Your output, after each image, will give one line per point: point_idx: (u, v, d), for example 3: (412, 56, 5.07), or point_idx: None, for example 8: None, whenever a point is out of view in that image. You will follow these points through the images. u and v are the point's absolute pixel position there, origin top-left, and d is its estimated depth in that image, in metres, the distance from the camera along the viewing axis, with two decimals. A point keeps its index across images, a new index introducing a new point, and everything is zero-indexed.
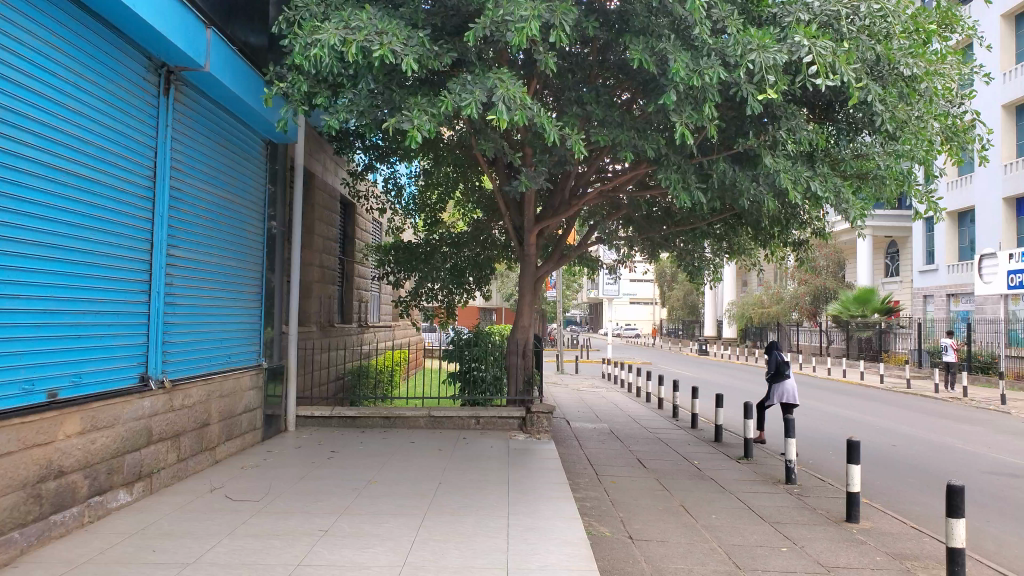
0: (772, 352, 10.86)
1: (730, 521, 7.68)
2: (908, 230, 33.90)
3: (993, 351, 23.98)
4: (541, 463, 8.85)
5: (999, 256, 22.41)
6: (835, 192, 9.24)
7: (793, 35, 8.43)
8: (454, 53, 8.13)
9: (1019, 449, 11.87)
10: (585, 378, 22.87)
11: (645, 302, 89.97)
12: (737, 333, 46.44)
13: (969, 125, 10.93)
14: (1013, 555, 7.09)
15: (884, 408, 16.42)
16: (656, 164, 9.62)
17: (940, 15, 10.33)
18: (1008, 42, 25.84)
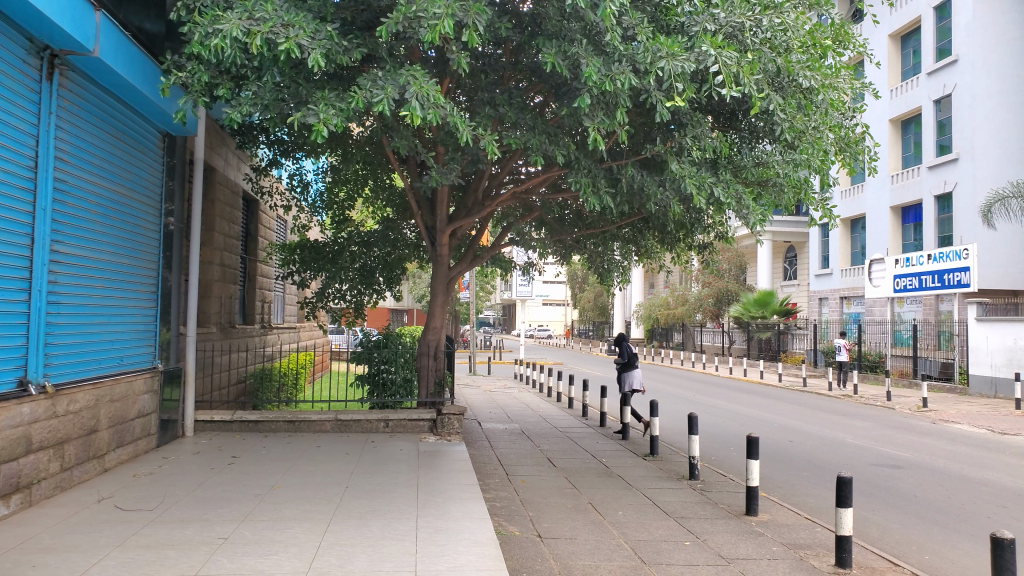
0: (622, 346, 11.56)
1: (636, 517, 7.83)
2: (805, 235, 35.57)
3: (880, 351, 25.54)
4: (451, 466, 8.78)
5: (887, 261, 23.83)
6: (736, 198, 9.60)
7: (700, 45, 8.70)
8: (364, 49, 7.95)
9: (904, 443, 12.59)
10: (498, 378, 22.97)
11: (558, 303, 91.19)
12: (645, 334, 47.70)
13: (860, 137, 11.52)
14: (895, 541, 7.52)
15: (780, 405, 17.17)
16: (567, 168, 9.75)
17: (835, 31, 10.84)
18: (895, 61, 27.56)
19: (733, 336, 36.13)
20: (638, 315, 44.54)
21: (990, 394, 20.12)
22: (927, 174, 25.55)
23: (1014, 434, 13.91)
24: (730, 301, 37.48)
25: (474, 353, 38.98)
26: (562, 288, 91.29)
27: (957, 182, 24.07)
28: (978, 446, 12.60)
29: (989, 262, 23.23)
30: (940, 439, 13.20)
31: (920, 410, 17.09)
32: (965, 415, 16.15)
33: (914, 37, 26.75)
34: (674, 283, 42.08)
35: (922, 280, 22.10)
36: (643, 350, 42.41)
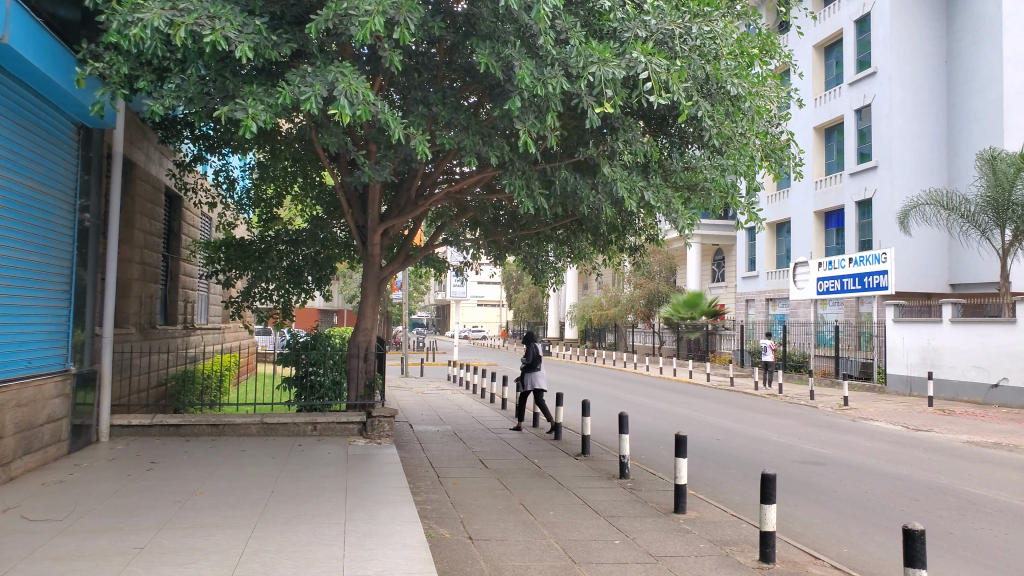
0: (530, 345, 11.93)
1: (566, 516, 7.88)
2: (733, 238, 36.49)
3: (804, 351, 26.43)
4: (381, 468, 8.67)
5: (810, 264, 24.66)
6: (665, 202, 9.77)
7: (631, 51, 8.87)
8: (294, 44, 7.76)
9: (825, 440, 13.04)
10: (430, 380, 22.80)
11: (493, 304, 91.30)
12: (578, 334, 48.17)
13: (785, 144, 11.85)
14: (816, 535, 7.77)
15: (709, 404, 17.56)
16: (501, 169, 9.73)
17: (762, 41, 11.14)
18: (819, 71, 28.57)
19: (664, 337, 36.83)
20: (571, 316, 44.96)
21: (905, 392, 21.07)
22: (848, 181, 26.56)
23: (927, 430, 14.57)
24: (661, 302, 38.19)
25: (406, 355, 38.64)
26: (496, 288, 91.50)
27: (877, 189, 25.08)
28: (894, 442, 13.15)
29: (906, 266, 24.27)
30: (859, 436, 13.71)
31: (841, 408, 17.73)
32: (882, 413, 16.82)
33: (837, 49, 27.80)
34: (607, 284, 42.58)
35: (844, 282, 22.94)
36: (577, 351, 42.80)
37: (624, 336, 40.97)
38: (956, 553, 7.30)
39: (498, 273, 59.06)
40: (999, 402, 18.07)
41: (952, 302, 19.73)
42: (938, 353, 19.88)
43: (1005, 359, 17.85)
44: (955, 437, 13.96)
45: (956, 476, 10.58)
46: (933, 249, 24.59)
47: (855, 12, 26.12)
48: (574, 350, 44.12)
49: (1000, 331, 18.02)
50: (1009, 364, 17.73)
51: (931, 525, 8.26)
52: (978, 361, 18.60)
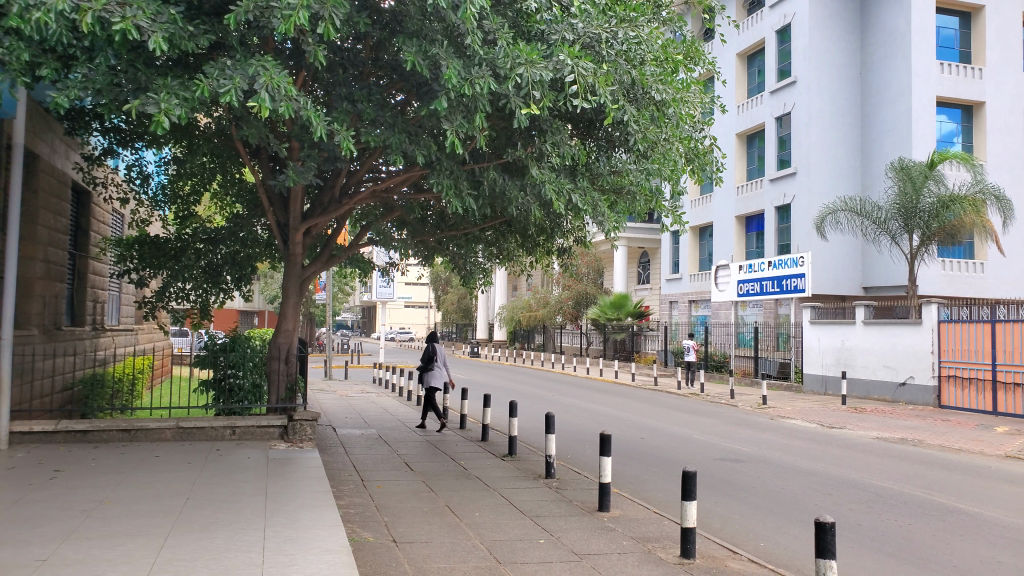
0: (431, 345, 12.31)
1: (491, 517, 7.89)
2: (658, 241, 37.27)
3: (725, 351, 27.22)
4: (302, 472, 8.49)
5: (731, 267, 25.38)
6: (592, 205, 9.89)
7: (558, 54, 8.97)
8: (212, 35, 7.51)
9: (744, 438, 13.43)
10: (355, 382, 22.46)
11: (422, 305, 90.68)
12: (507, 335, 48.28)
13: (708, 149, 12.13)
14: (735, 531, 7.99)
15: (634, 404, 17.85)
16: (428, 168, 9.66)
17: (686, 48, 11.39)
18: (742, 79, 29.51)
19: (591, 338, 37.28)
20: (500, 317, 45.17)
21: (821, 391, 21.93)
22: (768, 186, 27.50)
23: (840, 428, 15.18)
24: (589, 304, 38.69)
25: (331, 357, 37.94)
26: (425, 289, 91.17)
27: (795, 196, 26.06)
28: (809, 439, 13.65)
29: (821, 270, 25.27)
30: (777, 434, 14.16)
31: (760, 406, 18.33)
32: (798, 411, 17.45)
33: (759, 58, 28.76)
34: (535, 285, 42.91)
35: (763, 285, 23.73)
36: (505, 352, 42.88)
37: (552, 338, 41.33)
38: (865, 544, 7.62)
39: (427, 274, 58.91)
40: (907, 400, 19.00)
41: (864, 304, 20.60)
42: (851, 354, 20.78)
43: (912, 358, 18.79)
44: (867, 434, 14.58)
45: (866, 471, 11.05)
46: (847, 253, 25.66)
47: (776, 23, 27.10)
48: (502, 351, 44.17)
49: (908, 331, 18.94)
50: (916, 363, 18.68)
51: (841, 518, 8.61)
52: (887, 361, 19.52)
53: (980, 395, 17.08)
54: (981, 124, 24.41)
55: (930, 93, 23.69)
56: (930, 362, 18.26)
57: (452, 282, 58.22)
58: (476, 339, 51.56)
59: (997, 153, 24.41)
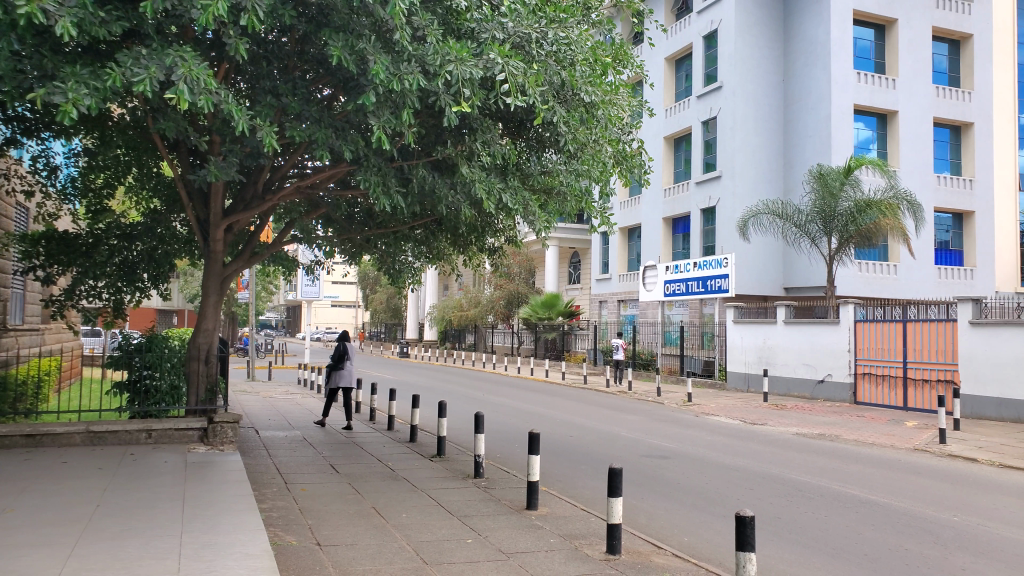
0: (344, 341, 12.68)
1: (418, 518, 7.82)
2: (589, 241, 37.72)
3: (652, 349, 27.76)
4: (222, 476, 8.23)
5: (659, 267, 25.87)
6: (522, 204, 9.91)
7: (489, 53, 8.97)
8: (127, 23, 7.21)
9: (670, 435, 13.71)
10: (279, 383, 21.95)
11: (351, 305, 89.37)
12: (437, 335, 48.00)
13: (636, 152, 12.32)
14: (660, 526, 8.15)
15: (563, 403, 17.99)
16: (355, 165, 9.52)
17: (614, 51, 11.53)
18: (670, 82, 30.16)
19: (522, 338, 37.43)
20: (430, 316, 44.98)
21: (743, 388, 22.58)
22: (695, 189, 28.16)
23: (762, 424, 15.66)
24: (520, 303, 38.88)
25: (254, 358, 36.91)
26: (353, 288, 90.00)
27: (720, 199, 26.75)
28: (732, 436, 14.03)
29: (745, 271, 26.02)
30: (701, 430, 14.51)
31: (685, 404, 18.75)
32: (722, 407, 17.94)
33: (686, 62, 29.45)
34: (466, 285, 42.87)
35: (689, 285, 24.29)
36: (436, 352, 42.64)
37: (483, 338, 41.55)
38: (783, 536, 7.88)
39: (356, 272, 58.17)
40: (824, 397, 19.74)
41: (785, 305, 21.29)
42: (772, 352, 21.48)
43: (830, 357, 19.56)
44: (787, 429, 15.09)
45: (786, 466, 11.44)
46: (769, 255, 26.51)
47: (704, 29, 27.80)
48: (432, 351, 43.90)
49: (826, 331, 19.70)
50: (834, 361, 19.45)
51: (762, 511, 8.89)
52: (807, 359, 20.25)
53: (892, 391, 17.91)
54: (895, 133, 25.59)
55: (848, 102, 24.71)
56: (847, 360, 19.03)
57: (381, 281, 57.65)
58: (405, 339, 51.17)
59: (909, 161, 25.57)
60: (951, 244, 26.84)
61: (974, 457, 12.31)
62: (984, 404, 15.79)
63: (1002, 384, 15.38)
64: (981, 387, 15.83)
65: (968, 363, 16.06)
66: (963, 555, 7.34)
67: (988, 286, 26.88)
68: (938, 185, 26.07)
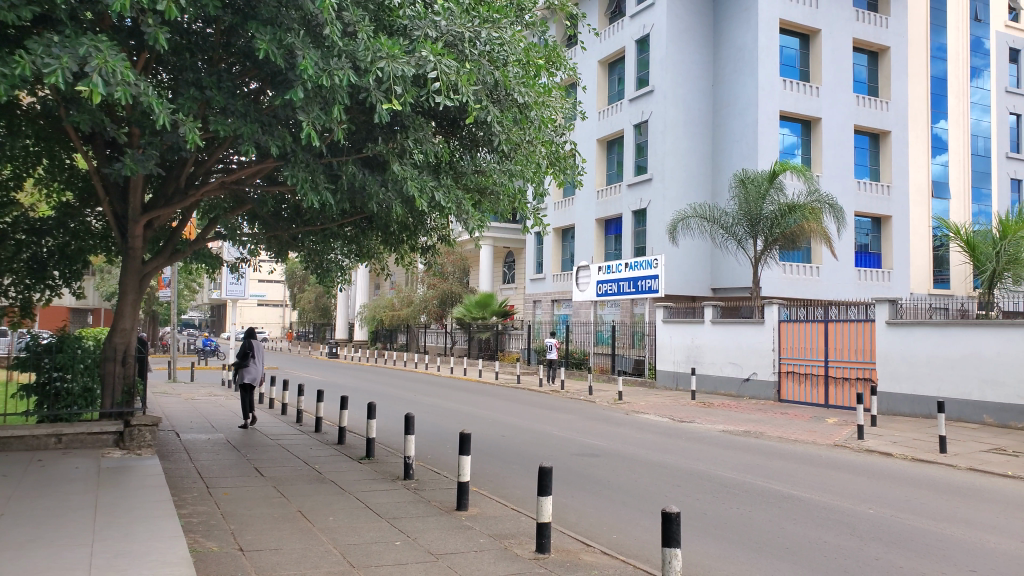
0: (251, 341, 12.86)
1: (346, 521, 7.69)
2: (522, 241, 37.90)
3: (585, 348, 28.05)
4: (139, 481, 7.94)
5: (591, 267, 26.15)
6: (456, 203, 9.84)
7: (421, 50, 8.92)
8: (37, 8, 6.85)
9: (600, 433, 13.87)
10: (202, 385, 21.30)
11: (279, 304, 87.51)
12: (368, 335, 47.41)
13: (569, 154, 12.39)
14: (589, 524, 8.22)
15: (494, 403, 18.01)
16: (282, 160, 9.32)
17: (548, 53, 11.57)
18: (603, 85, 30.54)
19: (455, 337, 37.32)
20: (361, 316, 44.41)
21: (672, 386, 23.05)
22: (627, 191, 28.60)
23: (689, 422, 16.00)
24: (453, 303, 38.79)
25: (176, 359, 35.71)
26: (281, 287, 88.23)
27: (651, 200, 27.22)
28: (661, 433, 14.29)
29: (675, 272, 26.56)
30: (631, 428, 14.73)
31: (616, 402, 19.01)
32: (652, 405, 18.27)
33: (619, 66, 29.89)
34: (398, 284, 42.54)
35: (620, 285, 24.65)
36: (367, 352, 42.10)
37: (415, 338, 41.25)
38: (709, 532, 8.06)
39: (284, 270, 57.04)
40: (750, 395, 20.27)
41: (712, 305, 21.79)
42: (700, 351, 21.98)
43: (755, 356, 20.11)
44: (713, 427, 15.45)
45: (711, 462, 11.71)
46: (699, 256, 27.12)
47: (636, 33, 28.25)
48: (363, 352, 43.33)
49: (752, 331, 20.25)
50: (759, 360, 20.00)
51: (688, 507, 9.07)
52: (734, 358, 20.78)
53: (814, 389, 18.55)
54: (818, 139, 26.54)
55: (774, 108, 25.48)
56: (771, 359, 19.62)
57: (309, 279, 56.65)
58: (335, 339, 50.43)
59: (831, 166, 26.53)
60: (869, 247, 28.00)
61: (889, 451, 12.86)
62: (899, 401, 16.54)
63: (916, 381, 16.14)
64: (896, 384, 16.56)
65: (885, 362, 16.77)
66: (878, 545, 7.64)
67: (904, 287, 28.06)
68: (859, 190, 27.14)
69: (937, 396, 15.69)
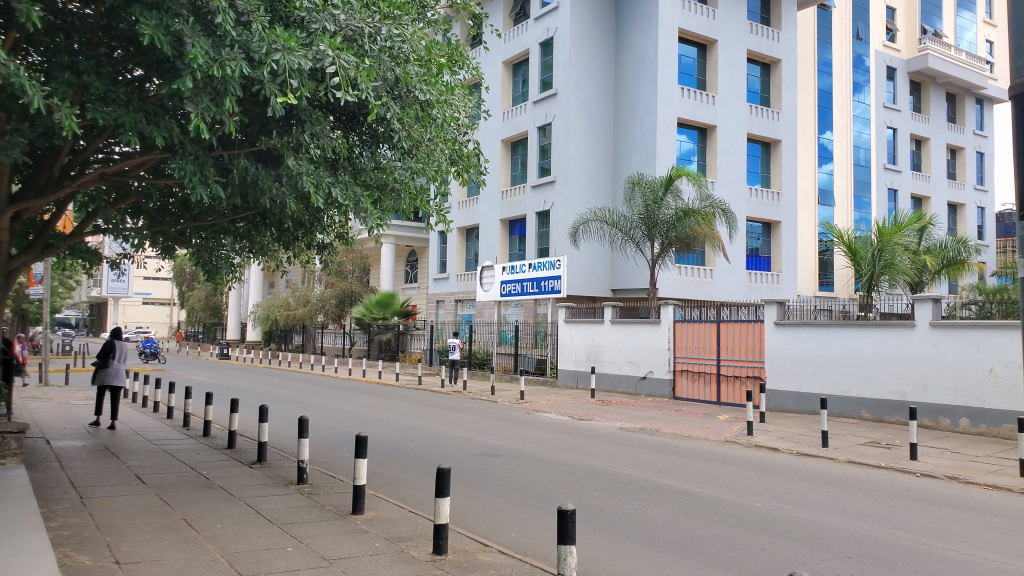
0: (114, 341, 12.59)
1: (234, 528, 7.40)
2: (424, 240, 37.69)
3: (488, 348, 28.15)
4: (3, 494, 7.38)
5: (495, 268, 26.21)
6: (354, 200, 9.62)
7: (318, 44, 8.71)
8: None
9: (499, 433, 13.91)
10: (75, 389, 20.05)
11: (165, 303, 83.59)
12: (262, 335, 45.89)
13: (472, 153, 12.32)
14: (487, 524, 8.21)
15: (391, 404, 17.76)
16: (169, 152, 8.88)
17: (451, 51, 11.50)
18: (507, 86, 30.71)
19: (354, 338, 36.64)
20: (255, 316, 42.93)
21: (573, 385, 23.42)
22: (530, 193, 28.88)
23: (588, 420, 16.30)
24: (353, 302, 38.13)
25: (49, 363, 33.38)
26: (168, 285, 84.23)
27: (554, 203, 27.58)
28: (561, 431, 14.48)
29: (576, 273, 26.99)
30: (530, 427, 14.87)
31: (517, 402, 19.15)
32: (552, 404, 18.49)
33: (523, 68, 30.14)
34: (294, 283, 41.54)
35: (524, 285, 24.84)
36: (260, 353, 40.72)
37: (312, 337, 40.26)
38: (604, 528, 8.20)
39: (170, 267, 54.51)
40: (646, 393, 20.84)
41: (612, 306, 22.28)
42: (600, 351, 22.42)
43: (652, 355, 20.71)
44: (611, 424, 15.78)
45: (609, 459, 11.94)
46: (600, 258, 27.66)
47: (540, 35, 28.54)
48: (257, 352, 41.93)
49: (649, 330, 20.84)
50: (655, 359, 20.61)
51: (585, 504, 9.21)
52: (631, 357, 21.33)
53: (707, 387, 19.22)
54: (713, 146, 27.55)
55: (672, 114, 26.27)
56: (667, 357, 20.23)
57: (198, 278, 54.40)
58: (226, 340, 48.56)
59: (725, 173, 27.61)
60: (760, 251, 29.28)
61: (776, 446, 13.46)
62: (785, 398, 17.35)
63: (801, 379, 17.00)
64: (783, 382, 17.39)
65: (773, 360, 17.60)
66: (763, 536, 7.98)
67: (791, 289, 29.46)
68: (750, 197, 28.35)
69: (820, 393, 16.56)
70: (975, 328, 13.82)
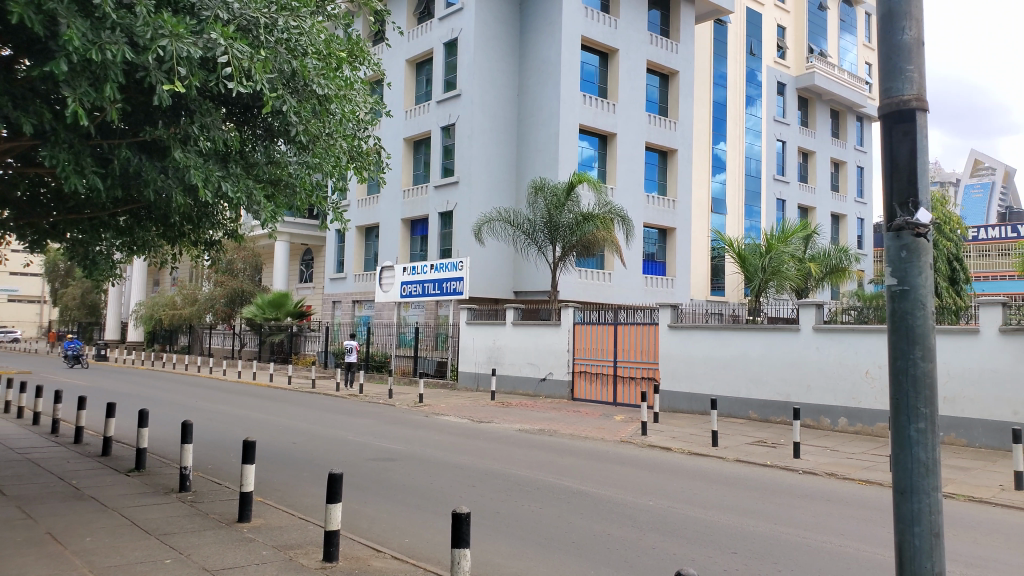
0: None
1: (106, 541, 6.95)
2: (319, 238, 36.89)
3: (386, 350, 27.79)
4: None
5: (396, 269, 25.85)
6: (246, 194, 9.22)
7: (209, 32, 8.34)
8: None
9: (395, 436, 13.72)
10: None
11: (35, 301, 78.30)
12: (145, 336, 43.65)
13: (373, 151, 12.05)
14: (381, 529, 8.05)
15: (281, 407, 17.23)
16: (41, 139, 8.25)
17: (350, 46, 11.21)
18: (410, 84, 30.41)
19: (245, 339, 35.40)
20: (138, 314, 40.80)
21: (473, 387, 23.42)
22: (433, 193, 28.73)
23: (486, 422, 16.32)
24: (244, 302, 36.85)
25: None
26: (40, 281, 78.95)
27: (457, 204, 27.56)
28: (459, 434, 14.43)
29: (478, 274, 27.00)
30: (427, 430, 14.72)
31: (416, 404, 18.96)
32: (451, 407, 18.40)
33: (427, 67, 29.94)
34: (180, 281, 39.72)
35: (425, 287, 24.64)
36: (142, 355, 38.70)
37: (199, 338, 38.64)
38: (500, 530, 8.19)
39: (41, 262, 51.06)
40: (545, 394, 21.08)
41: (513, 308, 22.42)
42: (501, 352, 22.52)
43: (551, 357, 20.97)
44: (510, 426, 15.83)
45: (507, 461, 11.95)
46: (501, 260, 27.77)
47: (444, 36, 28.45)
48: (139, 354, 39.84)
49: (549, 333, 21.09)
50: (554, 361, 20.87)
51: (481, 507, 9.18)
52: (531, 359, 21.51)
53: (604, 388, 19.60)
54: (614, 153, 28.18)
55: (574, 120, 26.71)
56: (566, 359, 20.52)
57: (74, 273, 51.25)
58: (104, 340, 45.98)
59: (624, 179, 28.30)
60: (656, 256, 30.16)
61: (668, 446, 13.85)
62: (678, 399, 17.90)
63: (693, 380, 17.57)
64: (677, 383, 17.93)
65: (667, 362, 18.14)
66: (654, 534, 8.17)
67: (685, 293, 30.51)
68: (648, 203, 29.15)
69: (710, 394, 17.17)
70: (853, 332, 14.70)
